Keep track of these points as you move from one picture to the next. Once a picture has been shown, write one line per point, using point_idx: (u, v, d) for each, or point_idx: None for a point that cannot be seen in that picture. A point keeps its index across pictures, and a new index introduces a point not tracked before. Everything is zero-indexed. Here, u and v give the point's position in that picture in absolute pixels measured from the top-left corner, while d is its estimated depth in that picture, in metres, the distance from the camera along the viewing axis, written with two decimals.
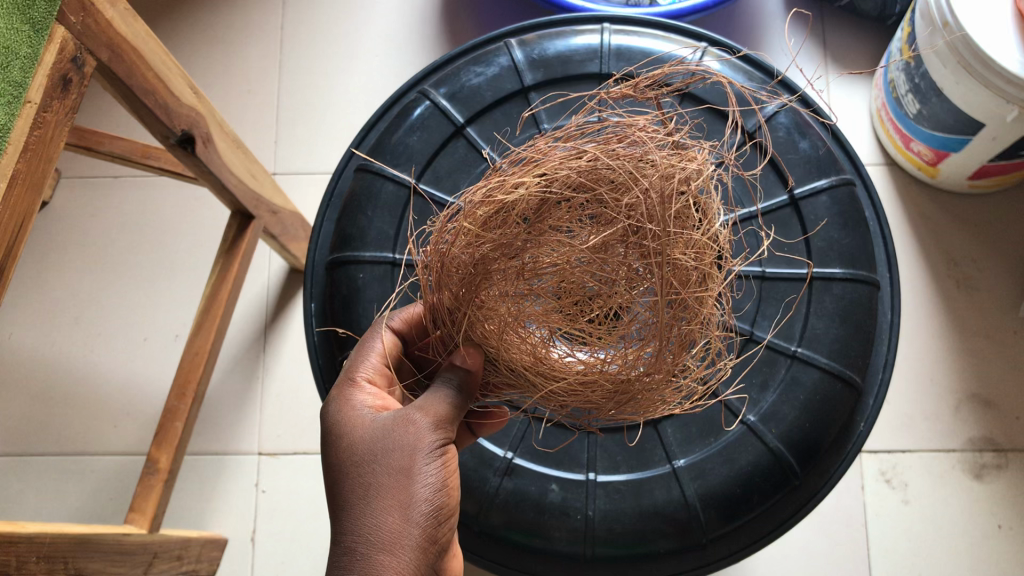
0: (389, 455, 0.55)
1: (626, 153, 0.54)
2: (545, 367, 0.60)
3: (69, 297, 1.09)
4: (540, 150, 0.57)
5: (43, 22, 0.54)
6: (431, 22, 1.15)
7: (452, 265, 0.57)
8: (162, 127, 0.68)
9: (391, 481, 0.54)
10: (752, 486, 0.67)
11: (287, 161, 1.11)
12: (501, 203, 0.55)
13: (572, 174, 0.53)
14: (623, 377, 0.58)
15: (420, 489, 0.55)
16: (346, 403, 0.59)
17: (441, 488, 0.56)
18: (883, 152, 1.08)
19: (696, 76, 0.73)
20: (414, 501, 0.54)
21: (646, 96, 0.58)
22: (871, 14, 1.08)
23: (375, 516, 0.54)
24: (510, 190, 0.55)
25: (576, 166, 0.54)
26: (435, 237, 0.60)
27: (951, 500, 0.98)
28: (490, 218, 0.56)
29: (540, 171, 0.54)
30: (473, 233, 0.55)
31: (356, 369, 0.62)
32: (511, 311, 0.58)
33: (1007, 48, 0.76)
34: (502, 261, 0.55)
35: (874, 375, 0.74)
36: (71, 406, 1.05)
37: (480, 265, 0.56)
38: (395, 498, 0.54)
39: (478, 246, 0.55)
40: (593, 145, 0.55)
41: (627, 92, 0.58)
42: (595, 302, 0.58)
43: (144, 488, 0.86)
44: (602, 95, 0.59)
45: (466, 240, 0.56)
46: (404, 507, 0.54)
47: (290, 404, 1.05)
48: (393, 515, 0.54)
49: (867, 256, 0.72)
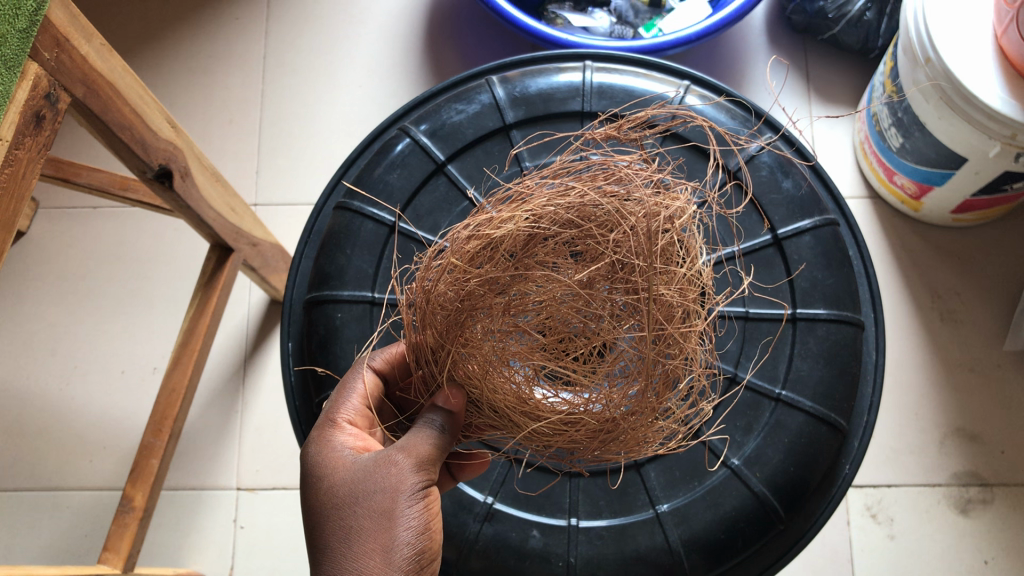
0: (372, 497, 0.54)
1: (613, 191, 0.53)
2: (528, 407, 0.57)
3: (45, 329, 1.08)
4: (528, 188, 0.56)
5: (15, 59, 0.52)
6: (413, 54, 1.15)
7: (437, 303, 0.56)
8: (139, 162, 0.66)
9: (373, 524, 0.53)
10: (737, 531, 0.66)
11: (268, 191, 1.10)
12: (488, 240, 0.54)
13: (559, 211, 0.52)
14: (608, 416, 0.56)
15: (402, 532, 0.53)
16: (327, 446, 0.58)
17: (423, 532, 0.55)
18: (867, 185, 1.08)
19: (678, 117, 0.73)
20: (395, 545, 0.53)
21: (630, 137, 0.58)
22: (854, 47, 1.08)
23: (355, 560, 0.52)
24: (498, 228, 0.54)
25: (564, 203, 0.53)
26: (421, 276, 0.59)
27: (937, 535, 0.97)
28: (478, 253, 0.55)
29: (528, 208, 0.53)
30: (460, 269, 0.54)
31: (338, 412, 0.60)
32: (495, 348, 0.56)
33: (990, 85, 0.75)
34: (489, 297, 0.54)
35: (859, 417, 0.73)
36: (45, 441, 1.03)
37: (466, 301, 0.54)
38: (376, 541, 0.53)
39: (465, 282, 0.54)
40: (579, 183, 0.55)
41: (611, 133, 0.58)
42: (581, 340, 0.56)
43: (117, 527, 0.83)
44: (587, 135, 0.59)
45: (452, 276, 0.55)
46: (385, 551, 0.53)
47: (269, 438, 1.03)
48: (374, 559, 0.52)
49: (852, 296, 0.71)
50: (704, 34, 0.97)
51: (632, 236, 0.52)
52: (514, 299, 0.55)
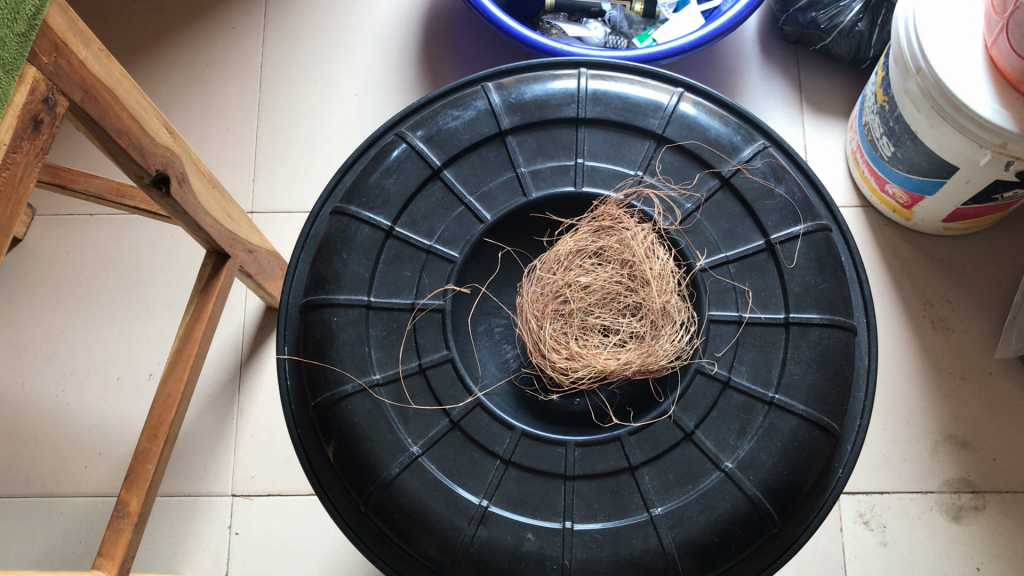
0: None
1: (611, 234, 0.74)
2: (593, 362, 0.71)
3: (40, 336, 1.08)
4: (556, 260, 0.75)
5: (14, 63, 0.52)
6: (409, 63, 1.16)
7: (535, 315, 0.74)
8: (137, 168, 0.67)
9: None
10: (730, 534, 0.66)
11: (265, 199, 1.11)
12: (548, 278, 0.75)
13: (586, 245, 0.75)
14: (639, 355, 0.71)
15: None
16: None
17: None
18: (859, 195, 1.09)
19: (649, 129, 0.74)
20: None
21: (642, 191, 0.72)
22: (846, 58, 1.09)
23: None
24: (551, 272, 0.75)
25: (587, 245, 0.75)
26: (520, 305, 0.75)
27: (929, 542, 0.97)
28: (547, 288, 0.74)
29: (567, 252, 0.75)
30: (543, 295, 0.74)
31: None
32: (564, 329, 0.74)
33: (979, 94, 0.76)
34: (552, 301, 0.74)
35: (852, 421, 0.73)
36: (41, 447, 1.03)
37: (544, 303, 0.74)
38: None
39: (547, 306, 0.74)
40: (593, 236, 0.75)
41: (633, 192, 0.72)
42: (612, 325, 0.74)
43: (112, 532, 0.79)
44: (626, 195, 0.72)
45: (537, 304, 0.74)
46: None
47: (265, 445, 1.03)
48: None
49: (843, 301, 0.72)
50: (698, 44, 0.98)
51: (626, 245, 0.74)
52: (568, 297, 0.74)
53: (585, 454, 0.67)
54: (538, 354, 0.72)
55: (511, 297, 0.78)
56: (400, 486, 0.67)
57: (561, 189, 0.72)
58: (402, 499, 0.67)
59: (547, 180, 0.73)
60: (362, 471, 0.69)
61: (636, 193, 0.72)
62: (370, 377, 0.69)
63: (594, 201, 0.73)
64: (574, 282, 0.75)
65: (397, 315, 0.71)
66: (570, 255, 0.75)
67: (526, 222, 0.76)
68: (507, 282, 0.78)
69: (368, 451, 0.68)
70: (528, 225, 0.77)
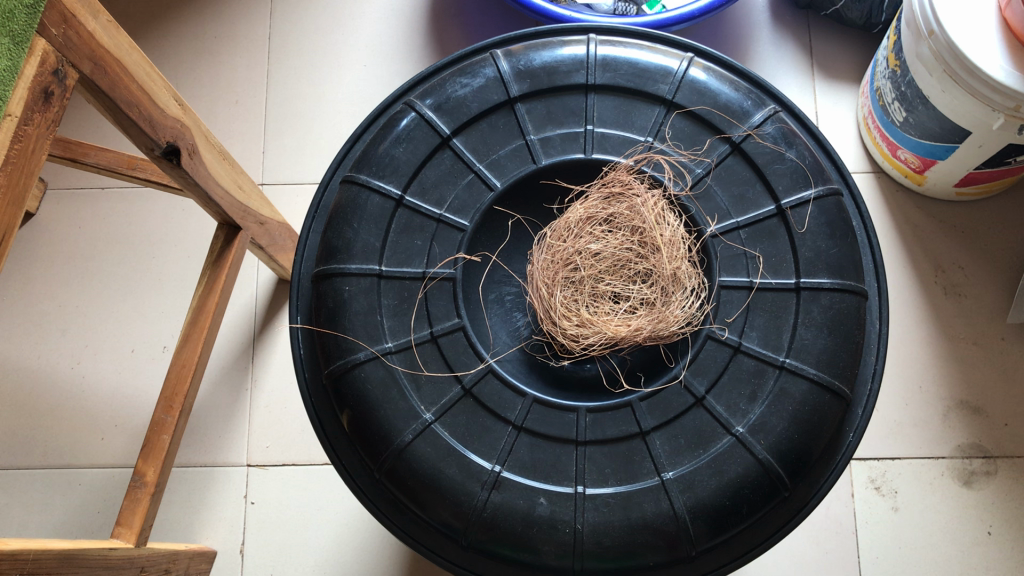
0: None
1: (622, 201, 0.74)
2: (603, 327, 0.71)
3: (54, 309, 1.09)
4: (566, 227, 0.75)
5: (23, 35, 0.52)
6: (418, 32, 1.15)
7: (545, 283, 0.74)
8: (148, 140, 0.67)
9: None
10: (741, 497, 0.67)
11: (275, 171, 1.11)
12: (558, 246, 0.75)
13: (596, 211, 0.75)
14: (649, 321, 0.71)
15: None
16: None
17: None
18: (871, 161, 1.09)
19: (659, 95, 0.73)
20: None
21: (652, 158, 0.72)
22: (857, 22, 1.08)
23: None
24: (561, 239, 0.75)
25: (597, 213, 0.75)
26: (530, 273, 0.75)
27: (940, 507, 0.98)
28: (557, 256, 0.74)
29: (577, 219, 0.75)
30: (552, 263, 0.74)
31: None
32: (573, 296, 0.73)
33: (992, 57, 0.75)
34: (562, 268, 0.74)
35: (863, 385, 0.73)
36: (58, 419, 1.04)
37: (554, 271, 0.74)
38: None
39: (556, 273, 0.74)
40: (603, 203, 0.75)
41: (643, 159, 0.72)
42: (623, 293, 0.74)
43: (129, 502, 0.80)
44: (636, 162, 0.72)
45: (548, 271, 0.74)
46: None
47: (279, 415, 1.04)
48: None
49: (855, 265, 0.71)
50: (708, 10, 0.98)
51: (637, 212, 0.73)
52: (578, 264, 0.74)
53: (596, 420, 0.67)
54: (549, 321, 0.72)
55: (522, 266, 0.78)
56: (413, 453, 0.68)
57: (571, 156, 0.72)
58: (416, 466, 0.68)
59: (556, 148, 0.73)
60: (375, 439, 0.69)
61: (647, 159, 0.72)
62: (383, 346, 0.70)
63: (603, 167, 0.73)
64: (583, 250, 0.74)
65: (408, 284, 0.71)
66: (580, 223, 0.75)
67: (536, 189, 0.77)
68: (518, 250, 0.79)
69: (381, 418, 0.69)
70: (538, 193, 0.77)
